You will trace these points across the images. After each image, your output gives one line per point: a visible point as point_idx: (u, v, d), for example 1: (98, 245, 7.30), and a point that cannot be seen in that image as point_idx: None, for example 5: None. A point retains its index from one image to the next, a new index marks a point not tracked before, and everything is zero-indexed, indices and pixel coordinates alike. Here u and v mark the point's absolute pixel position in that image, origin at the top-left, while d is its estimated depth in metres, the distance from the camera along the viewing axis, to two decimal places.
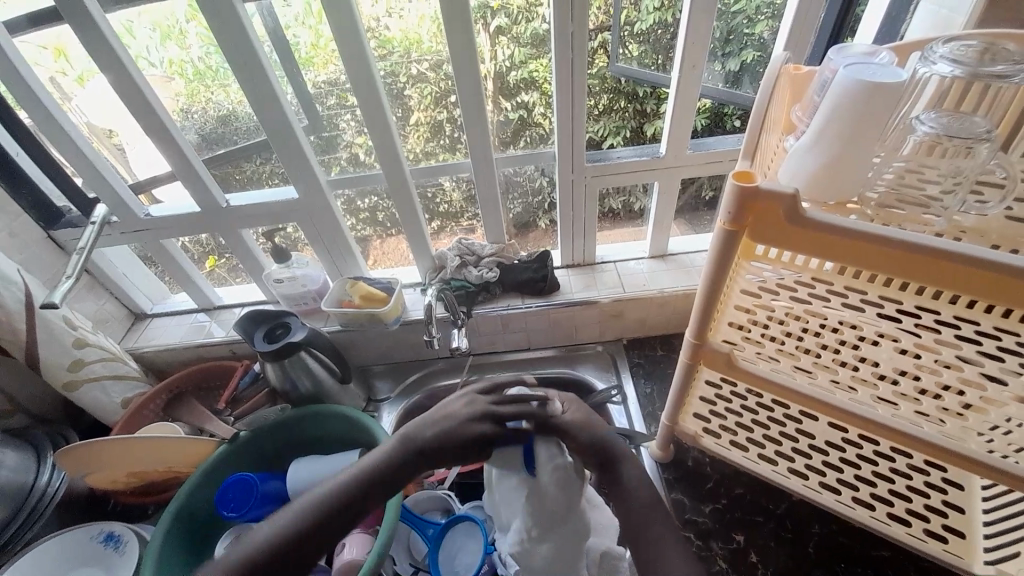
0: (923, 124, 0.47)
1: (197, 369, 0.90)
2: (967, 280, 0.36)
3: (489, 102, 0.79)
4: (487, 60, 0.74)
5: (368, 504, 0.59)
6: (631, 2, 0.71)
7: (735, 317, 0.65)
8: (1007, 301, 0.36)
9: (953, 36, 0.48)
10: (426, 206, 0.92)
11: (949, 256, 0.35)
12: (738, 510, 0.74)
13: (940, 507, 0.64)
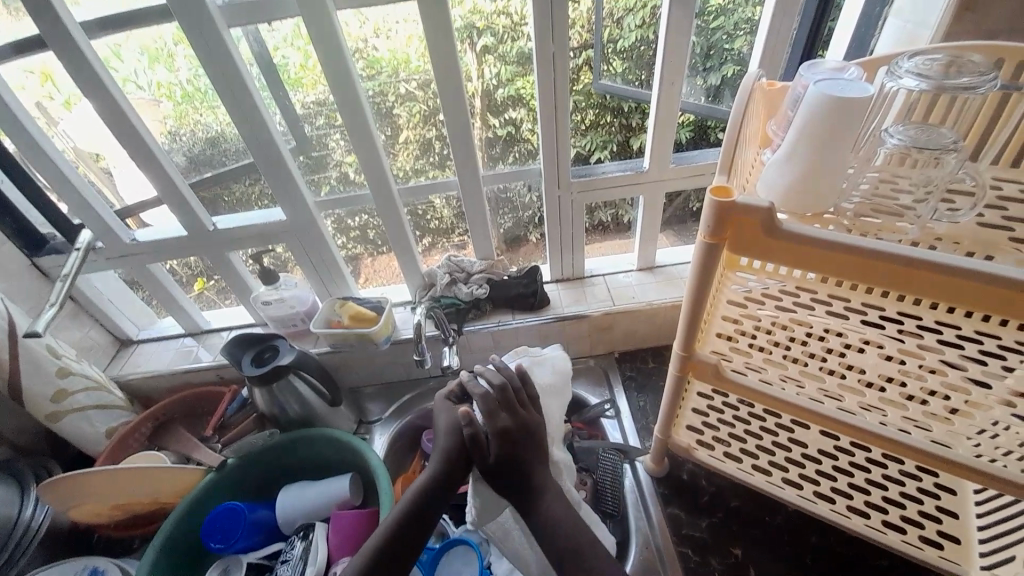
0: (892, 136, 0.48)
1: (185, 395, 0.89)
2: (946, 287, 0.37)
3: (477, 119, 0.80)
4: (474, 78, 0.76)
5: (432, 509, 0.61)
6: (613, 20, 0.73)
7: (723, 327, 0.66)
8: (986, 307, 0.36)
9: (918, 50, 0.48)
10: (417, 222, 0.93)
11: (928, 264, 0.36)
12: (735, 523, 0.74)
13: (934, 513, 0.64)
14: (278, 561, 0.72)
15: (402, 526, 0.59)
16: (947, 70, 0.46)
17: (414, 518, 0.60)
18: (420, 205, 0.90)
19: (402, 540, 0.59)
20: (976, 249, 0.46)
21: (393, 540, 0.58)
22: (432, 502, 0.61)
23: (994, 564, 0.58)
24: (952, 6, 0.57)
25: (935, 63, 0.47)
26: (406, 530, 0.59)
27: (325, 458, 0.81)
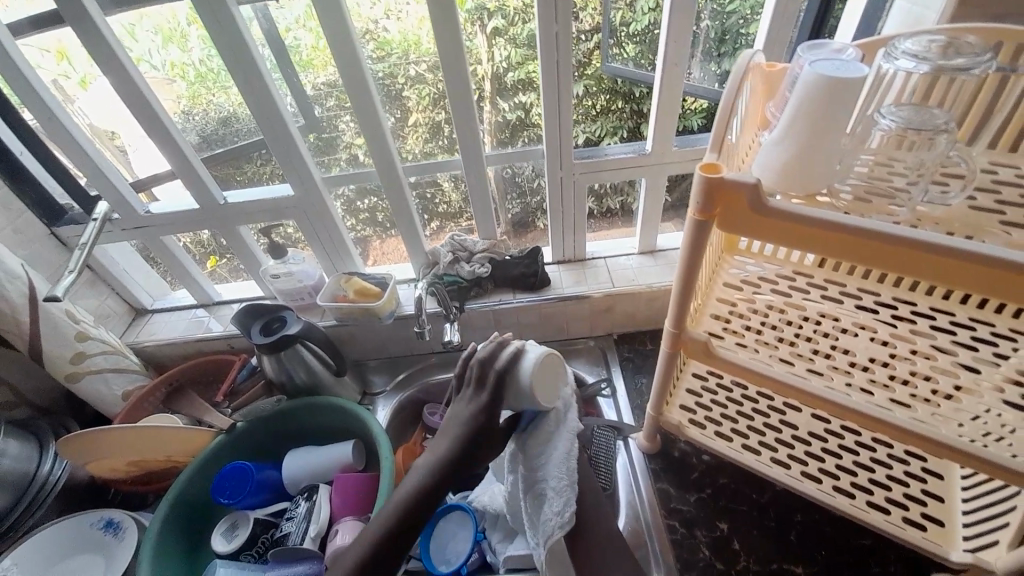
0: (884, 117, 0.49)
1: (199, 363, 0.92)
2: (943, 268, 0.37)
3: (487, 103, 0.82)
4: (484, 61, 0.78)
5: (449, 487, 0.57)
6: (626, 3, 0.73)
7: (718, 308, 0.68)
8: (973, 287, 0.37)
9: (918, 30, 0.49)
10: (426, 206, 0.95)
11: (917, 244, 0.37)
12: (724, 499, 0.76)
13: (920, 497, 0.66)
14: (283, 518, 0.76)
15: (401, 523, 0.55)
16: (944, 51, 0.47)
17: (411, 516, 0.55)
18: (428, 185, 0.92)
19: (399, 539, 0.55)
20: (966, 231, 0.47)
21: (392, 539, 0.54)
22: (429, 504, 0.56)
23: (977, 547, 0.59)
24: None
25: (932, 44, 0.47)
26: (402, 530, 0.55)
27: (329, 426, 0.84)
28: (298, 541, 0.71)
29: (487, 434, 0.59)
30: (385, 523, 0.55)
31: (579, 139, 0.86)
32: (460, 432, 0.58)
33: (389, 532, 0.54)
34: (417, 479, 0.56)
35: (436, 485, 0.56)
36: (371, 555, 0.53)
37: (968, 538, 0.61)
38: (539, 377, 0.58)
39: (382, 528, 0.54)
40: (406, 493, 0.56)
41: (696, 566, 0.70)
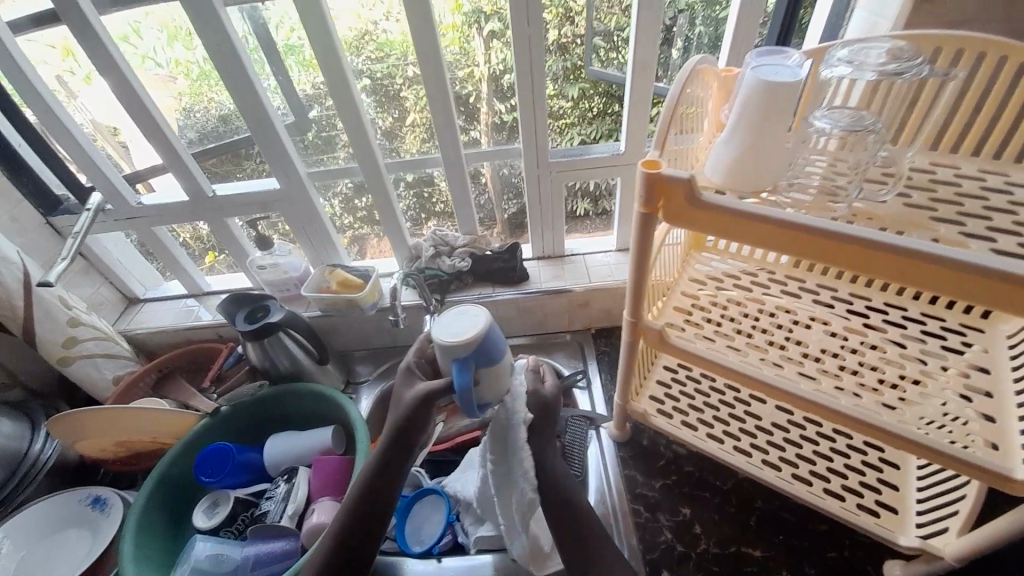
0: (822, 120, 0.51)
1: (189, 351, 0.96)
2: (890, 264, 0.39)
3: (484, 104, 0.86)
4: (481, 63, 0.81)
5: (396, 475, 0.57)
6: (623, 9, 0.76)
7: (680, 301, 0.71)
8: (913, 282, 0.39)
9: (856, 38, 0.51)
10: (424, 205, 0.99)
11: (858, 241, 0.39)
12: (688, 486, 0.79)
13: (875, 485, 0.68)
14: (262, 498, 0.80)
15: (356, 521, 0.56)
16: (883, 57, 0.49)
17: (366, 511, 0.57)
18: (416, 182, 0.95)
19: (361, 535, 0.57)
20: (898, 227, 0.49)
21: (354, 537, 0.56)
22: (384, 497, 0.57)
23: (928, 533, 0.61)
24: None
25: (871, 51, 0.49)
26: (362, 527, 0.56)
27: (313, 413, 0.88)
28: (276, 519, 0.74)
29: (418, 411, 0.55)
30: (343, 522, 0.57)
31: (573, 141, 0.90)
32: (392, 421, 0.56)
33: (346, 532, 0.56)
34: (363, 477, 0.57)
35: (381, 476, 0.57)
36: (335, 555, 0.56)
37: (920, 524, 0.63)
38: (451, 328, 0.56)
39: (340, 527, 0.57)
40: (355, 491, 0.57)
41: (657, 549, 0.72)
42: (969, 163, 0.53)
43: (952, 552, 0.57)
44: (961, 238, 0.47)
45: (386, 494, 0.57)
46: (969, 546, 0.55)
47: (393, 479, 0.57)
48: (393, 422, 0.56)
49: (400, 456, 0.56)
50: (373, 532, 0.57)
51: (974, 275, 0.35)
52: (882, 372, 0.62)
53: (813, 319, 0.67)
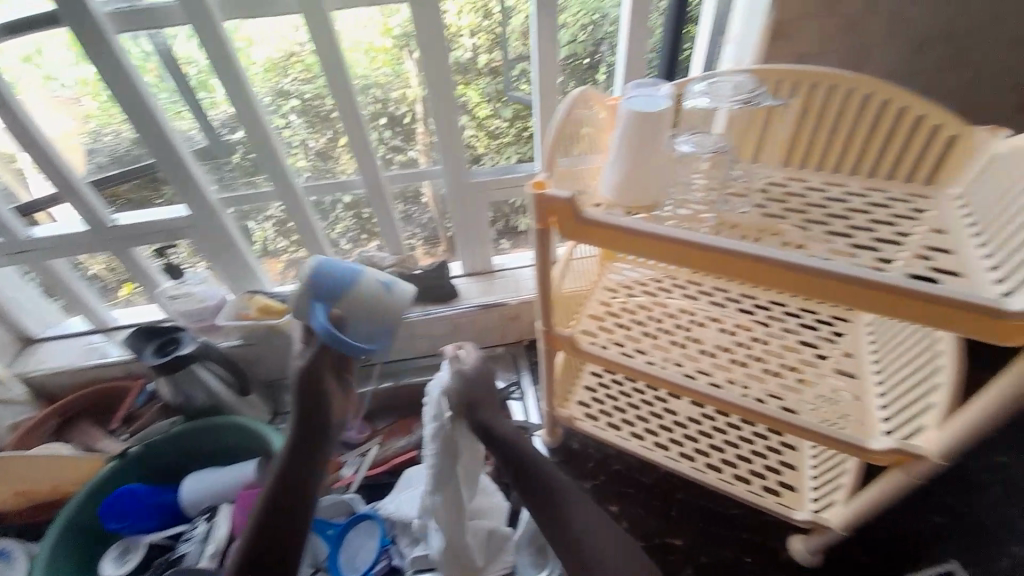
0: (685, 144, 0.57)
1: (93, 392, 0.89)
2: (758, 271, 0.43)
3: (421, 124, 0.87)
4: (414, 84, 0.82)
5: (312, 436, 0.68)
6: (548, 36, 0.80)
7: (594, 309, 0.73)
8: (779, 285, 0.43)
9: (712, 73, 0.56)
10: (366, 224, 0.99)
11: (726, 252, 0.43)
12: (616, 483, 0.80)
13: (777, 466, 0.71)
14: (180, 540, 0.75)
15: (275, 507, 0.63)
16: (731, 94, 0.55)
17: (283, 495, 0.64)
18: (339, 202, 0.94)
19: (280, 519, 0.62)
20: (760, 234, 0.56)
21: (272, 522, 0.62)
22: (299, 479, 0.65)
23: (822, 507, 0.65)
24: (764, 36, 0.70)
25: (723, 86, 0.55)
26: (279, 513, 0.63)
27: (237, 445, 0.82)
28: (194, 561, 0.70)
29: (318, 392, 0.69)
30: (261, 510, 0.63)
31: (511, 158, 0.93)
32: (296, 405, 0.68)
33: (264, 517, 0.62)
34: (279, 465, 0.66)
35: (295, 458, 0.67)
36: (255, 542, 0.61)
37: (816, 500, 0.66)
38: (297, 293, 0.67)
39: (258, 516, 0.63)
40: (273, 479, 0.65)
41: None
42: (815, 176, 0.59)
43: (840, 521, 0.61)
44: (805, 241, 0.54)
45: (301, 477, 0.66)
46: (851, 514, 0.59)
47: (308, 461, 0.67)
48: (296, 395, 0.68)
49: (310, 436, 0.68)
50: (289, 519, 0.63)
51: (822, 278, 0.40)
52: (781, 358, 0.66)
53: (717, 315, 0.71)
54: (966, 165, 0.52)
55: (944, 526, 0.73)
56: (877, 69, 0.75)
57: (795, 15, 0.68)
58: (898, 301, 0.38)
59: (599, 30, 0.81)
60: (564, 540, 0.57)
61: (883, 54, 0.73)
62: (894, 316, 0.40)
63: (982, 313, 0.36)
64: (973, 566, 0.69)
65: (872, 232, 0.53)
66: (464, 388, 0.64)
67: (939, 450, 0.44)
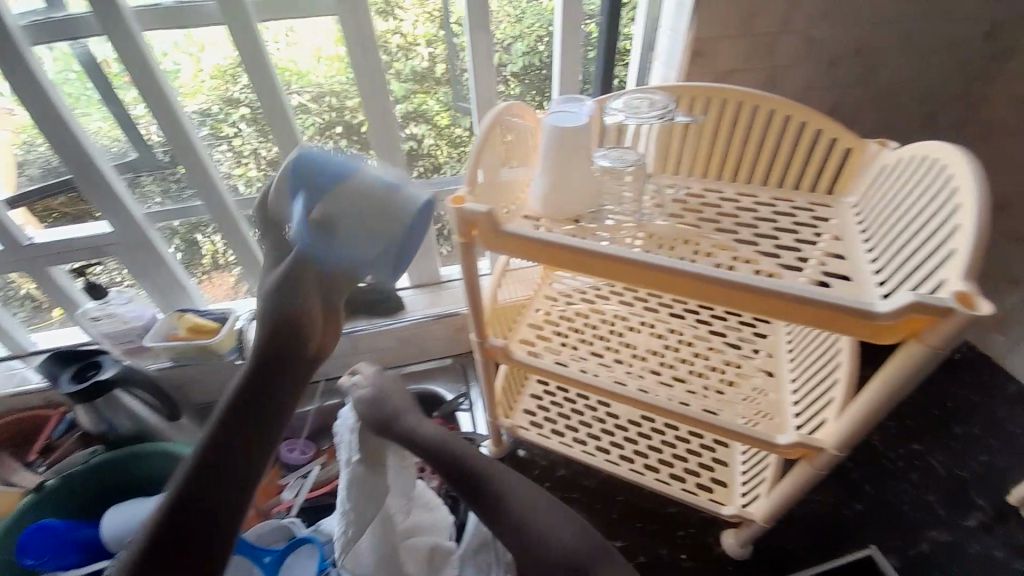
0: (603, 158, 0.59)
1: (11, 421, 0.84)
2: (664, 279, 0.45)
3: None
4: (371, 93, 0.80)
5: (273, 394, 0.42)
6: (503, 47, 0.81)
7: (533, 318, 0.74)
8: (684, 292, 0.45)
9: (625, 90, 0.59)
10: None
11: (635, 261, 0.45)
12: (560, 489, 0.80)
13: (710, 463, 0.74)
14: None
15: (199, 478, 0.40)
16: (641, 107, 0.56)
17: (214, 464, 0.40)
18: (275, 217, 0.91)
19: (205, 499, 0.40)
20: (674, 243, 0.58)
21: (193, 503, 0.40)
22: (241, 439, 0.41)
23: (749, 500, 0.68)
24: (687, 54, 0.74)
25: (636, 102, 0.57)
26: (206, 489, 0.40)
27: (166, 474, 0.79)
28: None
29: (291, 307, 0.43)
30: (184, 479, 0.40)
31: None
32: (260, 317, 0.43)
33: (186, 492, 0.40)
34: (220, 409, 0.42)
35: (241, 404, 0.41)
36: (171, 527, 0.40)
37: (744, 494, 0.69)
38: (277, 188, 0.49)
39: (179, 486, 0.40)
40: (208, 432, 0.41)
41: None
42: (728, 187, 0.62)
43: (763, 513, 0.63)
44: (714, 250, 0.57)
45: (251, 434, 0.41)
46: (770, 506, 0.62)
47: (260, 408, 0.42)
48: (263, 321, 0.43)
49: (268, 372, 0.42)
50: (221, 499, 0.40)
51: (717, 285, 0.42)
52: (708, 359, 0.68)
53: (651, 320, 0.73)
54: (860, 174, 0.57)
55: (864, 513, 0.77)
56: (794, 85, 0.80)
57: (715, 33, 0.72)
58: (784, 308, 0.40)
59: (536, 43, 0.83)
60: (507, 525, 0.54)
61: (799, 71, 0.78)
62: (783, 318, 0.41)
63: (855, 315, 0.38)
64: (890, 550, 0.73)
65: (775, 239, 0.56)
66: (376, 406, 0.68)
67: (836, 442, 0.48)
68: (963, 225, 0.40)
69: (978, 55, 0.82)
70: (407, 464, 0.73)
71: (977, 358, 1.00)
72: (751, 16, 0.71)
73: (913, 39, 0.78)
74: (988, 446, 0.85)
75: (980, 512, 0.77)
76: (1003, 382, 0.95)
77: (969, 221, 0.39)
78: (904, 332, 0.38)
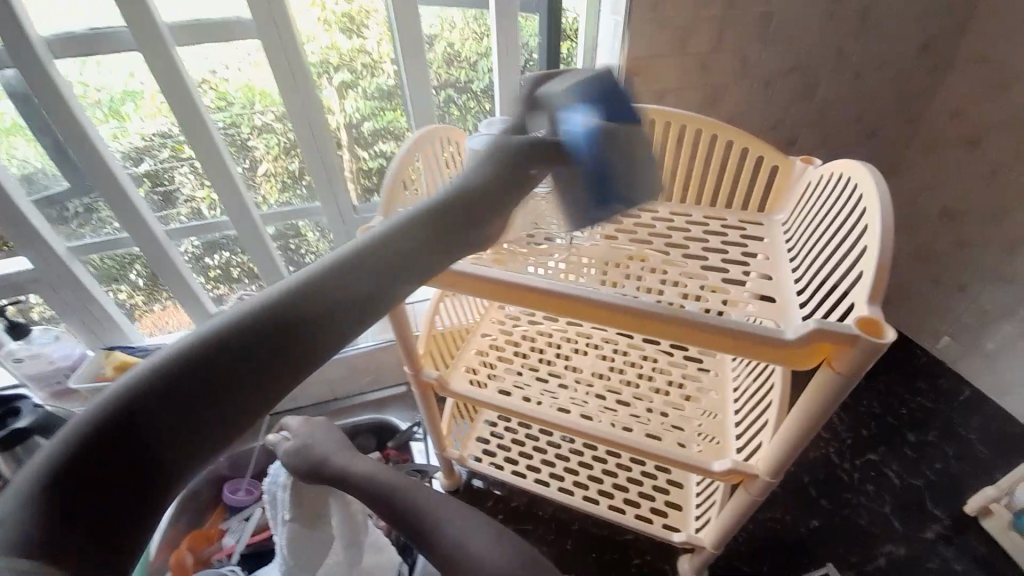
0: None
1: None
2: (579, 310, 0.43)
3: (347, 152, 0.83)
4: (336, 112, 0.79)
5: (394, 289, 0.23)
6: (471, 65, 0.82)
7: (479, 343, 0.72)
8: (604, 323, 0.42)
9: None
10: (291, 257, 0.94)
11: (547, 294, 0.43)
12: (515, 520, 0.78)
13: (665, 486, 0.72)
14: None
15: (203, 387, 0.17)
16: None
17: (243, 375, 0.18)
18: (204, 254, 0.89)
19: (198, 435, 0.17)
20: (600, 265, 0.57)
21: (173, 433, 0.17)
22: (318, 366, 0.20)
23: (702, 524, 0.66)
24: (622, 75, 0.74)
25: None
26: (209, 413, 0.17)
27: None
28: None
29: (467, 217, 0.27)
30: (164, 371, 0.17)
31: None
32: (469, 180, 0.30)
33: (161, 401, 0.17)
34: (298, 278, 0.20)
35: (340, 298, 0.21)
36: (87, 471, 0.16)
37: (697, 517, 0.67)
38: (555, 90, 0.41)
39: (153, 379, 0.17)
40: (260, 306, 0.19)
41: None
42: (663, 208, 0.62)
43: (713, 537, 0.61)
44: (643, 273, 0.56)
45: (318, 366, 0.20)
46: (719, 531, 0.60)
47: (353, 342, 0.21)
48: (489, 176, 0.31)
49: (389, 286, 0.23)
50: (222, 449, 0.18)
51: (632, 316, 0.40)
52: (652, 380, 0.67)
53: (598, 341, 0.71)
54: (789, 192, 0.58)
55: (822, 529, 0.76)
56: (734, 103, 0.80)
57: (648, 54, 0.72)
58: (697, 337, 0.39)
59: (481, 63, 0.82)
60: (435, 553, 0.47)
61: (737, 89, 0.79)
62: (704, 347, 0.39)
63: (765, 343, 0.36)
64: (850, 568, 0.72)
65: (703, 261, 0.55)
66: (303, 456, 0.66)
67: (768, 467, 0.47)
68: (870, 244, 0.40)
69: (911, 70, 0.85)
70: (353, 511, 0.70)
71: (932, 364, 1.01)
72: (686, 36, 0.72)
73: (848, 55, 0.79)
74: (943, 454, 0.86)
75: (939, 524, 0.77)
76: (958, 387, 0.96)
77: (874, 241, 0.39)
78: (816, 359, 0.36)
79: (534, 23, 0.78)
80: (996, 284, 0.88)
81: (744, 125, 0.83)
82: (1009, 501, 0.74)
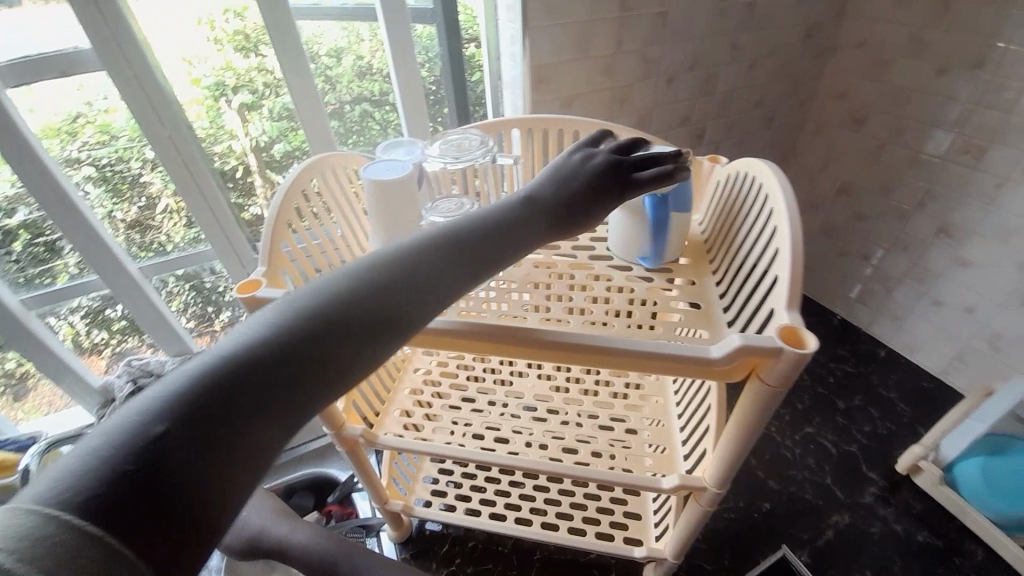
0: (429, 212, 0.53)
1: None
2: (502, 349, 0.38)
3: (256, 177, 0.77)
4: (241, 137, 0.72)
5: (410, 298, 0.31)
6: (382, 75, 0.75)
7: (413, 380, 0.66)
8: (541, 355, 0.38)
9: (443, 133, 0.58)
10: (207, 296, 0.86)
11: (454, 334, 0.38)
12: (475, 562, 0.73)
13: (622, 496, 0.70)
14: None
15: (211, 398, 0.24)
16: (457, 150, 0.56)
17: (229, 394, 0.25)
18: (104, 306, 0.79)
19: (211, 434, 0.24)
20: (527, 287, 0.53)
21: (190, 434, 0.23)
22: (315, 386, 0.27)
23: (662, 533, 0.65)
24: (528, 82, 0.71)
25: (453, 145, 0.57)
26: (206, 422, 0.24)
27: None
28: None
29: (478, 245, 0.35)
30: (195, 383, 0.25)
31: None
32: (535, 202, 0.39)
33: (169, 413, 0.23)
34: (301, 315, 0.28)
35: (338, 329, 0.28)
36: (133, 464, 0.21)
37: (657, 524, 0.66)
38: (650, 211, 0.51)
39: (184, 391, 0.24)
40: (289, 321, 0.28)
41: None
42: None
43: (672, 548, 0.60)
44: (570, 291, 0.53)
45: (301, 391, 0.27)
46: (677, 543, 0.58)
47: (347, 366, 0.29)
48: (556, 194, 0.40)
49: (383, 323, 0.30)
50: (219, 461, 0.24)
51: (559, 349, 0.37)
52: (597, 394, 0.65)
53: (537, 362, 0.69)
54: (701, 194, 0.58)
55: (774, 511, 0.78)
56: (641, 103, 0.81)
57: (550, 59, 0.70)
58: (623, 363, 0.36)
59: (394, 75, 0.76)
60: None
61: (642, 87, 0.79)
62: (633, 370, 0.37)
63: (693, 363, 0.34)
64: (801, 547, 0.74)
65: (627, 271, 0.54)
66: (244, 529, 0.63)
67: (716, 480, 0.45)
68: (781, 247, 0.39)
69: (798, 58, 0.89)
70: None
71: (850, 329, 1.07)
72: (587, 39, 0.70)
73: (740, 49, 0.82)
74: (868, 416, 0.91)
75: (876, 486, 0.81)
76: (875, 349, 1.03)
77: (786, 245, 0.38)
78: (744, 370, 0.35)
79: (432, 33, 0.74)
80: (894, 251, 0.95)
81: (653, 124, 0.84)
82: (936, 458, 0.80)
